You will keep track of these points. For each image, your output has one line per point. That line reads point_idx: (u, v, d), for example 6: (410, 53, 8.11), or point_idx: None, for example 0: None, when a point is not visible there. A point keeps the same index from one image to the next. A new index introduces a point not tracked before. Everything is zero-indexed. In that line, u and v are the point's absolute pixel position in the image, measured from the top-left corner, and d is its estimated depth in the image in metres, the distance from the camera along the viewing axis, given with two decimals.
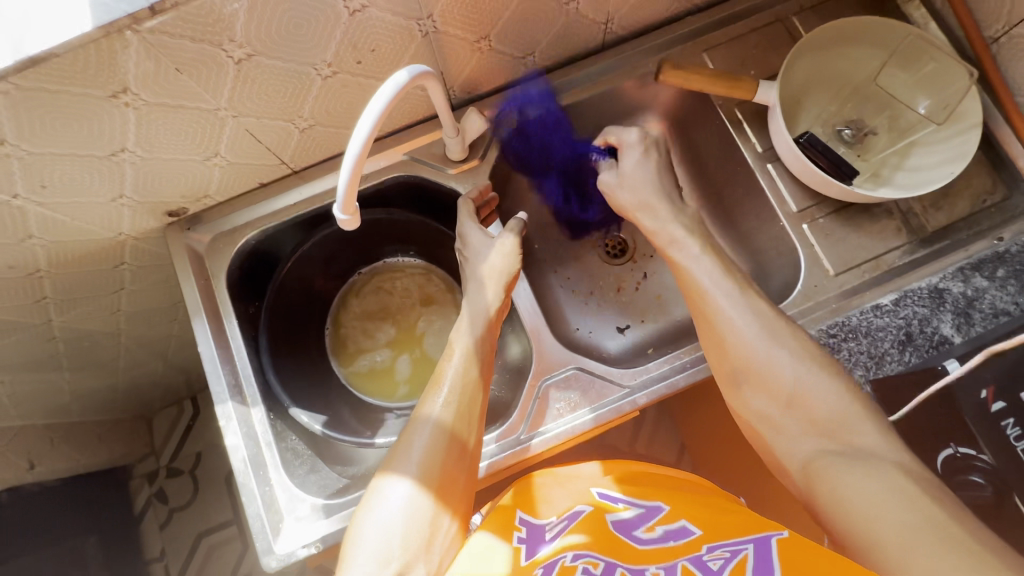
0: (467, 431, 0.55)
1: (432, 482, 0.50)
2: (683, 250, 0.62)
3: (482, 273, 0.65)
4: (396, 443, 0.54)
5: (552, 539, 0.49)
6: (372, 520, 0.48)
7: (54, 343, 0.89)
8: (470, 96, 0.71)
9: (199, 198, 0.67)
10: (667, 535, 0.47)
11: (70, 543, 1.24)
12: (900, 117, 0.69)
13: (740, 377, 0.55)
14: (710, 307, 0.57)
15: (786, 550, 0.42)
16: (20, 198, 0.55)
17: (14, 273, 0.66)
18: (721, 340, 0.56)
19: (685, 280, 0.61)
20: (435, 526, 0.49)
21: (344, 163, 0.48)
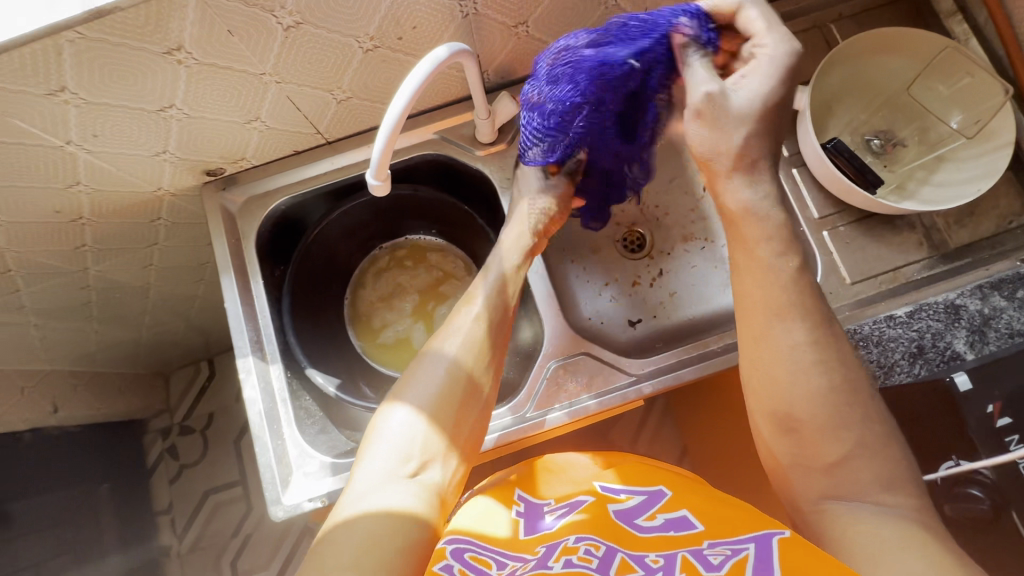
0: (487, 367, 0.55)
1: (446, 412, 0.51)
2: (777, 251, 0.52)
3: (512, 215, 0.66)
4: (412, 368, 0.55)
5: (552, 522, 0.52)
6: (384, 437, 0.50)
7: (87, 292, 0.93)
8: (503, 80, 0.73)
9: (237, 160, 0.70)
10: (667, 524, 0.49)
11: (84, 488, 1.30)
12: (930, 130, 0.69)
13: (791, 419, 0.49)
14: (779, 338, 0.50)
15: (787, 548, 0.43)
16: (72, 145, 0.58)
17: (60, 218, 0.69)
18: (780, 379, 0.50)
19: (765, 291, 0.52)
20: (446, 452, 0.51)
21: (379, 134, 0.50)
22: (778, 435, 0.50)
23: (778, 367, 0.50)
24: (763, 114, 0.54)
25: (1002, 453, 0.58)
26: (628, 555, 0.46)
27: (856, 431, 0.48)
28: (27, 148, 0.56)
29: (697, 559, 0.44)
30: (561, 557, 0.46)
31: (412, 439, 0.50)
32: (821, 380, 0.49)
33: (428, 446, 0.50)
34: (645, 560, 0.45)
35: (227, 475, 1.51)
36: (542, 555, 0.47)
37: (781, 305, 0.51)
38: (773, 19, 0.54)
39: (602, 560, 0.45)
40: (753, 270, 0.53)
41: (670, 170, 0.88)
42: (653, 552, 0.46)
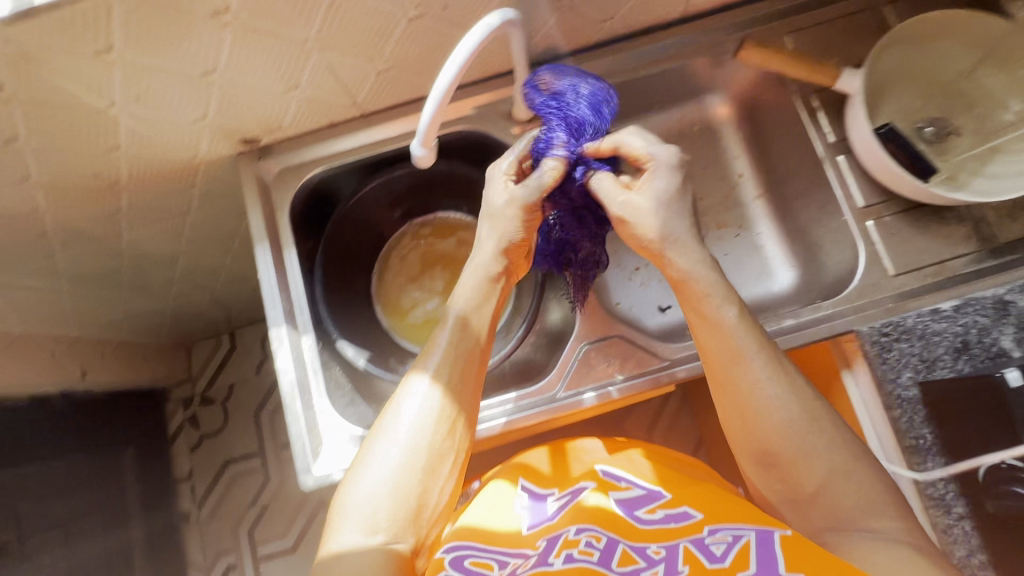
0: (458, 409, 0.54)
1: (417, 463, 0.51)
2: (719, 306, 0.55)
3: (486, 232, 0.60)
4: (382, 417, 0.54)
5: (552, 513, 0.58)
6: (356, 491, 0.50)
7: (120, 259, 0.93)
8: (543, 56, 0.71)
9: (274, 130, 0.69)
10: (668, 518, 0.54)
11: (108, 452, 1.33)
12: (987, 121, 0.67)
13: (767, 451, 0.54)
14: (744, 376, 0.54)
15: (788, 542, 0.45)
16: (115, 109, 0.58)
17: (98, 183, 0.69)
18: (752, 410, 0.54)
19: (709, 343, 0.56)
20: (420, 505, 0.50)
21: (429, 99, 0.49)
22: (760, 468, 0.55)
23: (750, 393, 0.54)
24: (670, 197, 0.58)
25: None
26: (628, 545, 0.51)
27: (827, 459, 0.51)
28: (72, 110, 0.56)
29: (699, 549, 0.48)
30: (562, 551, 0.50)
31: (383, 494, 0.49)
32: (787, 413, 0.53)
33: (400, 501, 0.49)
34: (647, 551, 0.50)
35: (246, 446, 1.53)
36: (543, 549, 0.51)
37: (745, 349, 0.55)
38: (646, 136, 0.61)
39: (602, 552, 0.50)
40: (710, 325, 0.56)
41: (707, 155, 0.85)
42: (654, 543, 0.51)
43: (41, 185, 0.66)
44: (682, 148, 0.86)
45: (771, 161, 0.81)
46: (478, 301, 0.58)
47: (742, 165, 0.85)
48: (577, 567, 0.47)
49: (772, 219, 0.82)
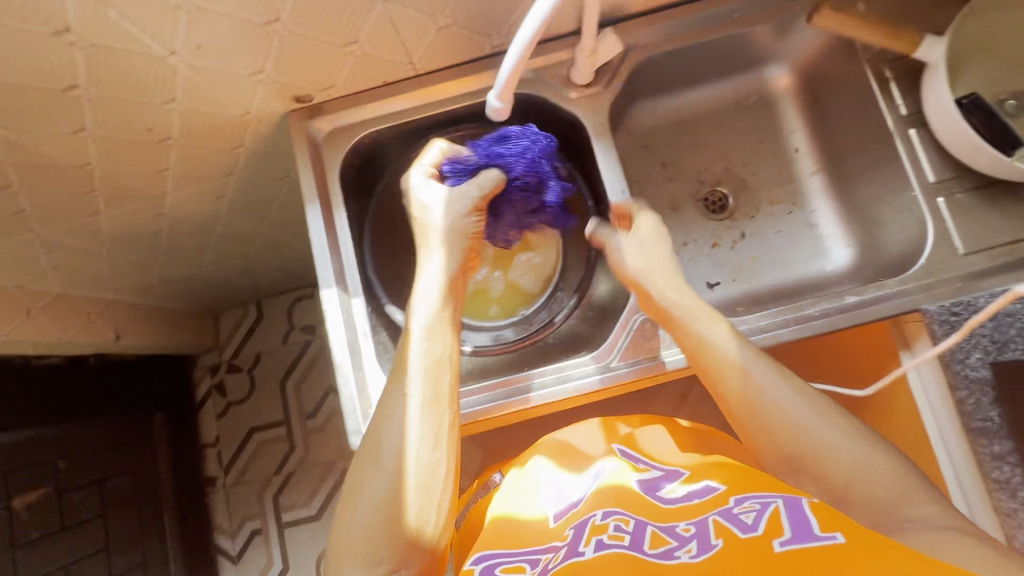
0: (439, 421, 0.53)
1: (407, 485, 0.50)
2: (700, 320, 0.59)
3: (436, 238, 0.61)
4: (364, 446, 0.53)
5: (576, 503, 0.61)
6: (350, 528, 0.49)
7: (161, 220, 0.93)
8: (605, 18, 0.69)
9: (327, 87, 0.68)
10: (692, 496, 0.55)
11: (140, 414, 1.35)
12: None
13: (793, 458, 0.52)
14: (744, 388, 0.55)
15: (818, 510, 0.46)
16: (175, 56, 0.56)
17: (149, 138, 0.68)
18: (762, 421, 0.53)
19: (700, 367, 0.58)
20: (420, 527, 0.49)
21: (524, 30, 0.50)
22: (794, 477, 0.52)
23: (750, 403, 0.54)
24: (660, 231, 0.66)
25: None
26: (658, 526, 0.52)
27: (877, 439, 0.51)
28: (133, 55, 0.55)
29: (729, 520, 0.48)
30: (592, 539, 0.51)
31: (376, 522, 0.48)
32: (797, 409, 0.53)
33: (395, 525, 0.48)
34: (676, 530, 0.50)
35: (272, 414, 1.55)
36: (572, 538, 0.54)
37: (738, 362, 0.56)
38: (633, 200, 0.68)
39: (634, 537, 0.51)
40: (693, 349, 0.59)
41: (761, 129, 0.83)
42: (682, 522, 0.51)
43: (95, 136, 0.65)
44: (736, 120, 0.83)
45: (830, 136, 0.79)
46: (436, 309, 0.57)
47: (797, 140, 0.82)
48: (612, 553, 0.48)
49: (828, 196, 0.80)
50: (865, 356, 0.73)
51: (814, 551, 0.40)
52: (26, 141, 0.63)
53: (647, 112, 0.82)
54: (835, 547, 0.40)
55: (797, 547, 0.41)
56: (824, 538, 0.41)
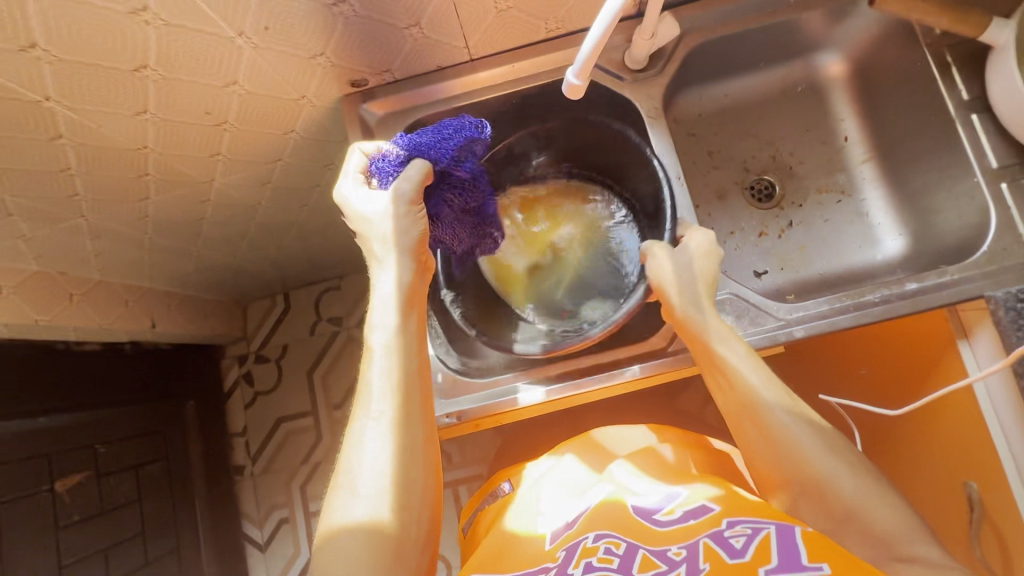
0: (414, 437, 0.56)
1: (382, 513, 0.52)
2: (729, 343, 0.60)
3: (381, 248, 0.62)
4: (343, 467, 0.55)
5: (570, 526, 0.61)
6: (337, 553, 0.51)
7: (205, 208, 0.94)
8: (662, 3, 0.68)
9: (382, 72, 0.68)
10: (687, 515, 0.55)
11: (172, 402, 1.36)
12: None
13: (793, 484, 0.54)
14: (763, 413, 0.56)
15: (808, 540, 0.46)
16: (243, 37, 0.57)
17: (206, 121, 0.69)
18: (771, 448, 0.55)
19: (724, 397, 0.60)
20: (402, 540, 0.52)
21: (608, 7, 0.50)
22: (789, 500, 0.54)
23: (765, 430, 0.56)
24: (709, 253, 0.64)
25: None
26: (649, 549, 0.52)
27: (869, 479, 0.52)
28: (202, 34, 0.55)
29: (719, 544, 0.49)
30: (582, 561, 0.52)
31: (359, 541, 0.51)
32: (805, 438, 0.55)
33: (380, 546, 0.51)
34: (667, 553, 0.50)
35: (299, 404, 1.56)
36: (563, 560, 0.54)
37: (745, 384, 0.58)
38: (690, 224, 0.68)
39: (623, 559, 0.51)
40: (712, 366, 0.60)
41: (809, 117, 0.82)
42: (675, 545, 0.51)
43: (155, 119, 0.66)
44: (785, 107, 0.83)
45: (883, 123, 0.78)
46: (402, 326, 0.59)
47: (847, 128, 0.81)
48: None
49: (879, 184, 0.79)
50: (918, 343, 0.72)
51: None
52: (90, 123, 0.64)
53: (694, 99, 0.82)
54: None
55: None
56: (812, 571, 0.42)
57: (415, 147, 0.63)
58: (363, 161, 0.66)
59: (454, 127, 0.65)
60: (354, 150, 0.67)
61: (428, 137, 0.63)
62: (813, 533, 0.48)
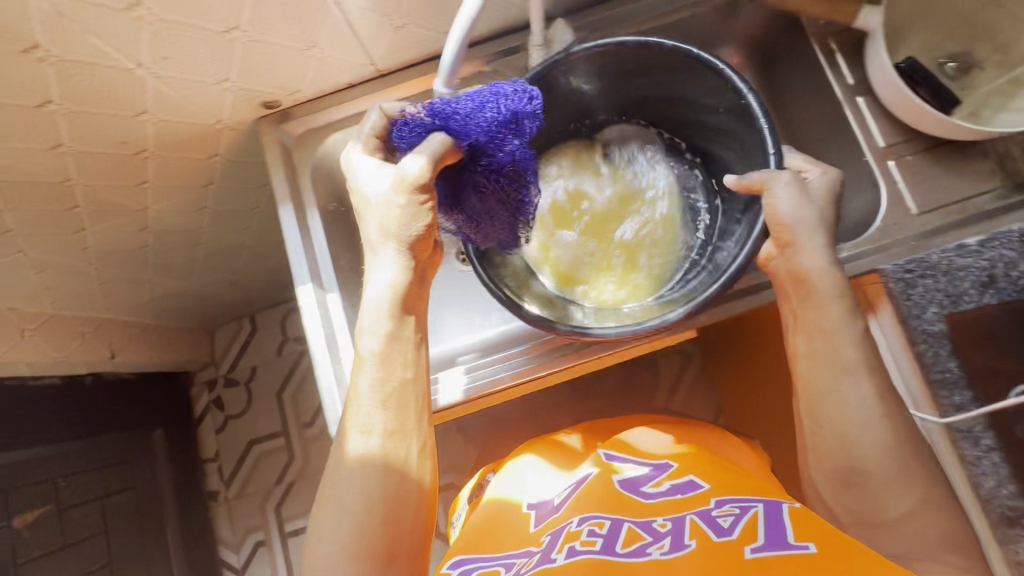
0: (407, 450, 0.58)
1: (375, 517, 0.56)
2: (851, 314, 0.60)
3: (378, 237, 0.60)
4: (335, 469, 0.59)
5: (555, 509, 0.66)
6: (320, 542, 0.56)
7: (144, 235, 0.96)
8: (558, 9, 0.71)
9: (292, 93, 0.71)
10: (674, 490, 0.61)
11: (140, 431, 1.37)
12: (1013, 50, 0.64)
13: (852, 470, 0.58)
14: (847, 391, 0.59)
15: (795, 517, 0.51)
16: (143, 68, 0.59)
17: (124, 150, 0.71)
18: (846, 433, 0.58)
19: (814, 367, 0.60)
20: (392, 552, 0.56)
21: (452, 41, 0.56)
22: (838, 486, 0.58)
23: (845, 412, 0.58)
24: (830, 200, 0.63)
25: None
26: (633, 522, 0.57)
27: (920, 487, 0.55)
28: (101, 68, 0.58)
29: (706, 522, 0.53)
30: (566, 545, 0.54)
31: (347, 543, 0.55)
32: (878, 432, 0.57)
33: (368, 552, 0.55)
34: (653, 526, 0.56)
35: (270, 425, 1.57)
36: (548, 544, 0.57)
37: (846, 362, 0.59)
38: (811, 159, 0.68)
39: (605, 540, 0.54)
40: (813, 331, 0.61)
41: None
42: (659, 517, 0.57)
43: (72, 151, 0.68)
44: None
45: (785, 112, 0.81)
46: (393, 338, 0.60)
47: None
48: (585, 559, 0.51)
49: None
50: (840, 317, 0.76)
51: (784, 559, 0.45)
52: (5, 159, 0.65)
53: None
54: (802, 557, 0.45)
55: (767, 555, 0.46)
56: (798, 548, 0.46)
57: (443, 116, 0.58)
58: (381, 122, 0.62)
59: (507, 96, 0.59)
60: (378, 114, 0.62)
61: (466, 105, 0.58)
62: (800, 511, 0.52)
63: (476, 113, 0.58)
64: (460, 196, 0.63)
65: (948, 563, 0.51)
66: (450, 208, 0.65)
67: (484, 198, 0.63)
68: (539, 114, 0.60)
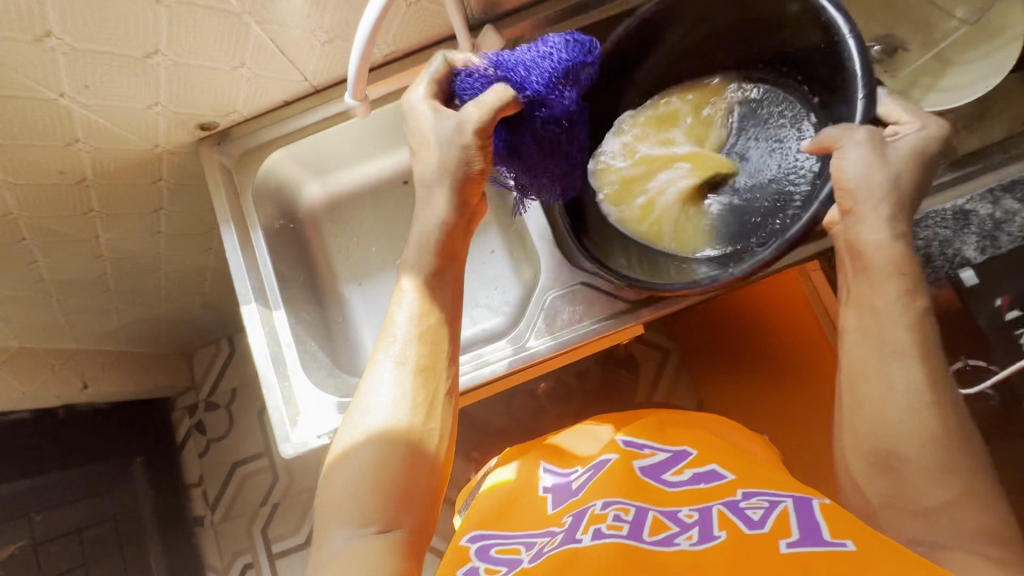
0: (436, 387, 0.52)
1: (397, 451, 0.48)
2: (906, 291, 0.49)
3: (433, 173, 0.58)
4: (352, 409, 0.52)
5: (575, 491, 0.59)
6: (335, 484, 0.48)
7: (101, 263, 0.95)
8: (487, 15, 0.70)
9: (228, 113, 0.71)
10: (697, 478, 0.55)
11: (118, 460, 1.35)
12: (933, 31, 0.65)
13: (892, 456, 0.47)
14: (896, 375, 0.47)
15: (827, 512, 0.45)
16: (67, 97, 0.60)
17: (63, 180, 0.71)
18: (882, 418, 0.47)
19: (866, 345, 0.50)
20: (412, 488, 0.48)
21: (351, 55, 0.53)
22: (873, 474, 0.47)
23: (885, 401, 0.47)
24: (918, 166, 0.51)
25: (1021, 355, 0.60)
26: (659, 511, 0.52)
27: (964, 478, 0.44)
28: (23, 100, 0.58)
29: (734, 514, 0.48)
30: (590, 527, 0.50)
31: (362, 481, 0.47)
32: (918, 423, 0.46)
33: (385, 483, 0.47)
34: (678, 516, 0.51)
35: (253, 446, 1.52)
36: (570, 525, 0.52)
37: (893, 345, 0.48)
38: (914, 110, 0.54)
39: (632, 526, 0.49)
40: (863, 308, 0.51)
41: None
42: (685, 507, 0.51)
43: (9, 184, 0.68)
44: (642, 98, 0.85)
45: None
46: (435, 277, 0.56)
47: None
48: (609, 543, 0.47)
49: None
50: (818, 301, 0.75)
51: (820, 557, 0.40)
52: None
53: None
54: (837, 556, 0.40)
55: (804, 550, 0.41)
56: (833, 546, 0.41)
57: (505, 66, 0.58)
58: (442, 70, 0.61)
59: (562, 47, 0.58)
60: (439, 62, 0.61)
61: (528, 55, 0.58)
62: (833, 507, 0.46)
63: (540, 62, 0.57)
64: (520, 150, 0.61)
65: (982, 555, 0.41)
66: (507, 162, 0.62)
67: (547, 151, 0.61)
68: (593, 65, 0.60)
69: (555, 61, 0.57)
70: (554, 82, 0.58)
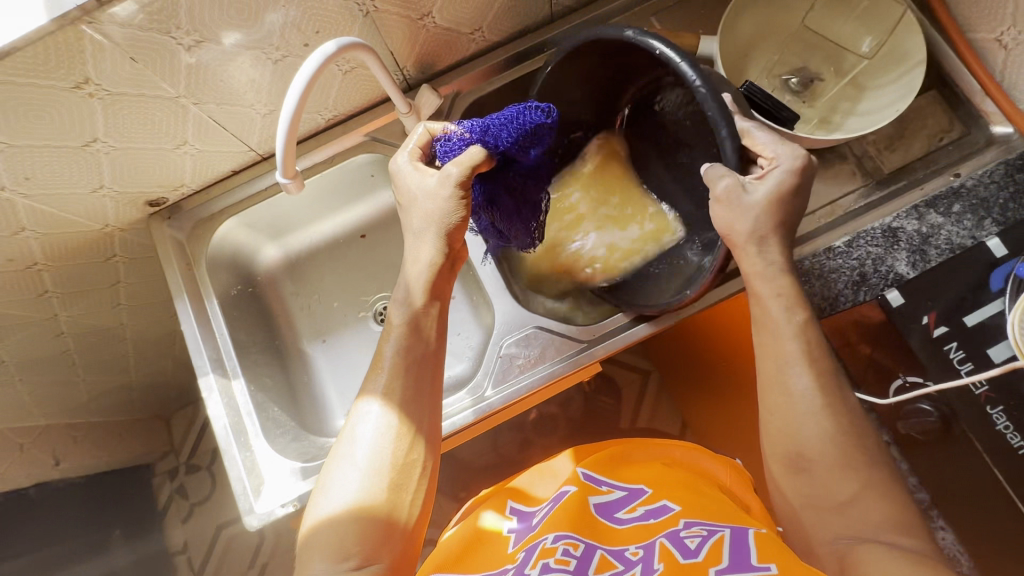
0: (419, 423, 0.53)
1: (378, 489, 0.50)
2: (786, 308, 0.53)
3: (420, 223, 0.58)
4: (338, 446, 0.53)
5: (532, 527, 0.58)
6: (318, 521, 0.50)
7: (62, 340, 0.94)
8: (422, 75, 0.73)
9: (177, 187, 0.72)
10: (647, 514, 0.56)
11: (100, 534, 1.29)
12: (843, 61, 0.69)
13: (797, 455, 0.50)
14: (792, 386, 0.51)
15: (762, 540, 0.47)
16: (8, 190, 0.61)
17: (14, 267, 0.71)
18: (788, 422, 0.50)
19: (766, 359, 0.53)
20: (393, 520, 0.50)
21: (278, 134, 0.54)
22: (788, 477, 0.50)
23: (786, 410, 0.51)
24: (777, 206, 0.54)
25: (945, 363, 0.59)
26: (606, 550, 0.52)
27: (863, 472, 0.48)
28: None
29: (674, 544, 0.49)
30: (538, 561, 0.49)
31: (343, 520, 0.49)
32: (822, 427, 0.49)
33: (366, 521, 0.49)
34: (625, 554, 0.51)
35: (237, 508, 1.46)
36: (521, 560, 0.51)
37: (786, 356, 0.52)
38: (778, 137, 0.56)
39: (579, 560, 0.49)
40: (760, 327, 0.55)
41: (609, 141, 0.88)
42: (632, 545, 0.52)
43: None
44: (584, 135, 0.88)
45: None
46: (421, 311, 0.57)
47: None
48: None
49: None
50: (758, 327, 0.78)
51: None
52: None
53: None
54: None
55: None
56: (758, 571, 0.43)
57: (475, 132, 0.59)
58: (427, 138, 0.63)
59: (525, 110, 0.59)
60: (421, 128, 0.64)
61: (499, 116, 0.59)
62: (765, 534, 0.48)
63: (508, 125, 0.59)
64: (498, 204, 0.64)
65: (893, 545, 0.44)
66: (489, 215, 0.65)
67: (529, 200, 0.66)
68: (556, 117, 0.62)
69: (523, 123, 0.59)
70: (523, 143, 0.60)
